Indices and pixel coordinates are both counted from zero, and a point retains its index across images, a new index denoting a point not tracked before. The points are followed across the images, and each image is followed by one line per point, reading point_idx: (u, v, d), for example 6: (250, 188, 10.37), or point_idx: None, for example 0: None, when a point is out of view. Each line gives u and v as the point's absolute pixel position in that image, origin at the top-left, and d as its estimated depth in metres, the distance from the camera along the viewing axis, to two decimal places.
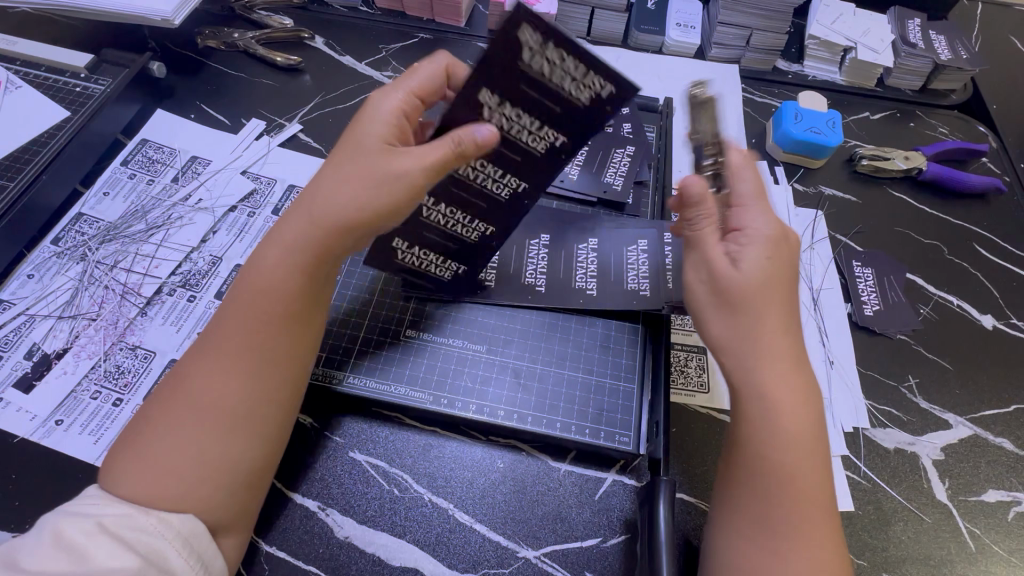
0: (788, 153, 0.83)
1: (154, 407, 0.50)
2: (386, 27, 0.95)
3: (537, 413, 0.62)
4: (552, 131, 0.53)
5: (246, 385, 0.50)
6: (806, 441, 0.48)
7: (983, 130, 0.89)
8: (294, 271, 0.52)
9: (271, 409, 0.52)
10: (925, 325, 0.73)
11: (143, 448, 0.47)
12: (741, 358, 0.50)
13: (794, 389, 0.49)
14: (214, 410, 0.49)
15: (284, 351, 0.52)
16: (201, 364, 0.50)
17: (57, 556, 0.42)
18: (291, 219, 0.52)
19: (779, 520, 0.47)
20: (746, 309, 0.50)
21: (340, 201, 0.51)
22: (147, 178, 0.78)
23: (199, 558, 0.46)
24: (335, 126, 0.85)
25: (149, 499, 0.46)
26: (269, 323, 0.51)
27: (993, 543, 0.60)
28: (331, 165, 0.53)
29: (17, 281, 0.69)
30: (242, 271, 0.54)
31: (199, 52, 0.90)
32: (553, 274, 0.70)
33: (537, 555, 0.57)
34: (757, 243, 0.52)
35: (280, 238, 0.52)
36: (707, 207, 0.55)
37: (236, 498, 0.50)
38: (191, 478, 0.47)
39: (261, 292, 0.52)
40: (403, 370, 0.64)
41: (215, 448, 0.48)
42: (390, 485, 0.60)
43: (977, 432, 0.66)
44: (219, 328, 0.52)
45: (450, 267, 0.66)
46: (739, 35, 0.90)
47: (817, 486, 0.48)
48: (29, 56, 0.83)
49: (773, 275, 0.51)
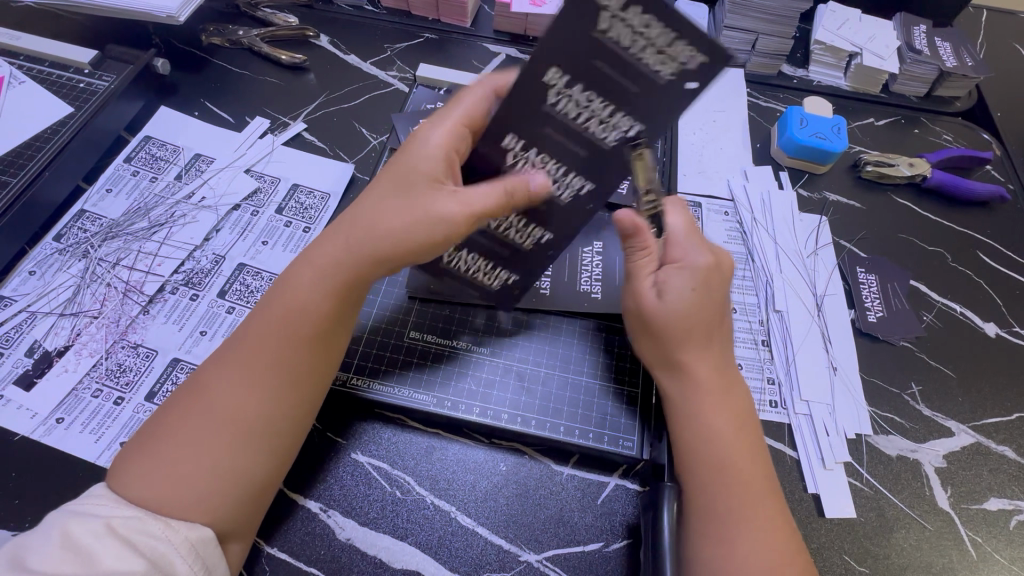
0: (793, 158, 0.83)
1: (170, 415, 0.50)
2: (391, 26, 0.95)
3: (541, 417, 0.62)
4: (625, 117, 0.46)
5: (267, 399, 0.51)
6: (751, 459, 0.54)
7: (988, 138, 0.90)
8: (324, 293, 0.53)
9: (286, 423, 0.52)
10: (928, 332, 0.73)
11: (158, 455, 0.48)
12: (672, 372, 0.58)
13: (729, 409, 0.56)
14: (231, 424, 0.49)
15: (308, 371, 0.53)
16: (223, 377, 0.51)
17: (65, 558, 0.42)
18: (327, 244, 0.54)
19: (731, 523, 0.51)
20: (667, 331, 0.57)
21: (379, 233, 0.52)
22: (150, 175, 0.78)
23: (205, 562, 0.46)
24: (339, 126, 0.85)
25: (160, 501, 0.46)
26: (288, 342, 0.52)
27: (995, 551, 0.60)
28: (374, 191, 0.54)
29: (18, 278, 0.69)
30: (271, 290, 0.55)
31: (203, 49, 0.90)
32: (558, 277, 0.70)
33: (539, 559, 0.57)
34: (686, 277, 0.57)
35: (312, 261, 0.54)
36: (643, 240, 0.58)
37: (243, 506, 0.50)
38: (204, 488, 0.47)
39: (281, 312, 0.53)
40: (408, 373, 0.64)
41: (229, 458, 0.49)
42: (393, 488, 0.60)
43: (979, 439, 0.66)
44: (242, 343, 0.52)
45: (499, 276, 0.63)
46: (745, 39, 0.90)
47: (757, 475, 0.54)
48: (33, 52, 0.83)
49: (696, 304, 0.56)
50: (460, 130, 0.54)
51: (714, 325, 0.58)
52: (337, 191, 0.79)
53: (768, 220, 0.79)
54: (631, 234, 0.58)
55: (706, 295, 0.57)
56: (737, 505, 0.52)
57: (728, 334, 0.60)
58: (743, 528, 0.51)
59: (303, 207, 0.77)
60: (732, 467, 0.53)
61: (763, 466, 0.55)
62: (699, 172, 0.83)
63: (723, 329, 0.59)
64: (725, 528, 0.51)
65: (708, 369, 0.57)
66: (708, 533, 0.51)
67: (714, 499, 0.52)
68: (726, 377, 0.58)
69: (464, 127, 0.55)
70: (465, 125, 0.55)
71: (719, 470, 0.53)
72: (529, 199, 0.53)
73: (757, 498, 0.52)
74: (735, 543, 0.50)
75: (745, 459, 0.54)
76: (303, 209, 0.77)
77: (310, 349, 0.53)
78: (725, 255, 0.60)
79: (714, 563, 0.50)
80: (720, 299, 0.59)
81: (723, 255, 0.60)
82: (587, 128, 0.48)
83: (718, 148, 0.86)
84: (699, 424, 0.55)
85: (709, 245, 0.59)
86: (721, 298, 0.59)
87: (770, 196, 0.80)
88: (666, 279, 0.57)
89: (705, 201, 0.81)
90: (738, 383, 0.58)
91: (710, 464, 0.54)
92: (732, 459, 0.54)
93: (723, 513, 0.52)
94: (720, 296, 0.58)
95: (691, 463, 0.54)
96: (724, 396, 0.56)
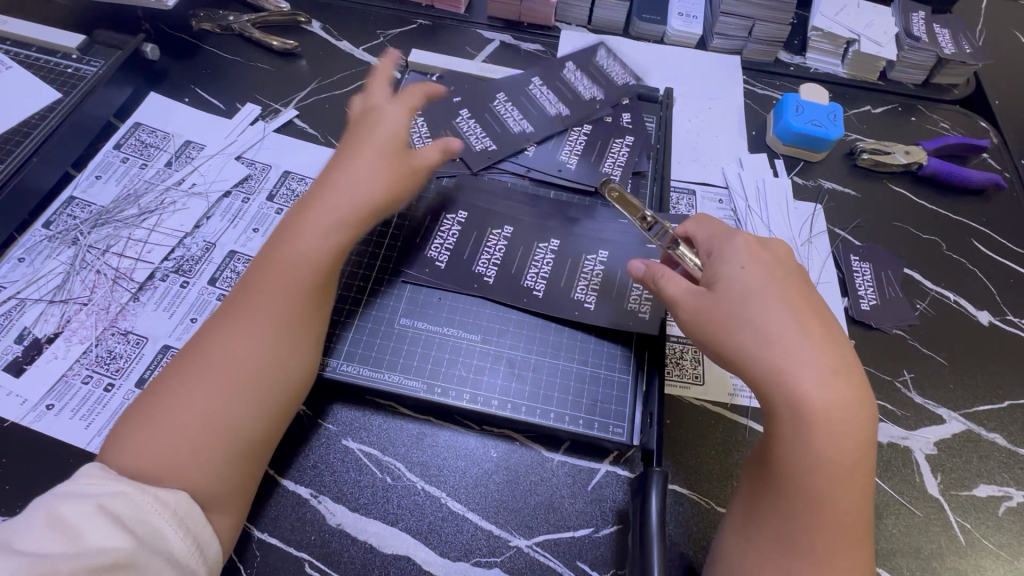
0: (788, 145, 0.83)
1: (167, 379, 0.51)
2: (385, 12, 0.94)
3: (531, 403, 0.62)
4: None
5: (257, 351, 0.52)
6: (854, 480, 0.47)
7: (984, 125, 0.89)
8: (314, 248, 0.56)
9: (281, 377, 0.53)
10: (921, 320, 0.72)
11: (156, 416, 0.49)
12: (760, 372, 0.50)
13: (845, 416, 0.48)
14: (225, 378, 0.51)
15: (298, 319, 0.55)
16: (218, 336, 0.53)
17: (51, 537, 0.41)
18: (314, 200, 0.59)
19: (807, 541, 0.47)
20: (750, 323, 0.51)
21: (368, 193, 0.59)
22: (140, 162, 0.77)
23: (196, 537, 0.47)
24: (331, 113, 0.84)
25: (145, 460, 0.47)
26: (278, 294, 0.54)
27: (983, 537, 0.60)
28: (351, 161, 0.61)
29: (7, 264, 0.68)
30: (263, 248, 0.58)
31: (194, 35, 0.89)
32: (554, 281, 0.68)
33: (529, 545, 0.57)
34: (748, 267, 0.55)
35: (305, 222, 0.57)
36: (659, 267, 0.59)
37: (238, 465, 0.50)
38: (201, 443, 0.48)
39: (273, 271, 0.55)
40: (398, 358, 0.63)
41: (222, 412, 0.50)
42: (382, 474, 0.60)
43: (970, 427, 0.66)
44: (236, 303, 0.55)
45: (488, 269, 0.69)
46: (741, 25, 0.89)
47: (856, 493, 0.47)
48: (20, 37, 0.82)
49: (760, 285, 0.53)
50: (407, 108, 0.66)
51: (807, 320, 0.51)
52: None
53: (762, 208, 0.79)
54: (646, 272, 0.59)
55: (766, 273, 0.54)
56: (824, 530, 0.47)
57: (835, 331, 0.52)
58: (835, 562, 0.47)
59: (294, 194, 0.76)
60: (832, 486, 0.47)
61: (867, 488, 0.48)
62: (693, 160, 0.83)
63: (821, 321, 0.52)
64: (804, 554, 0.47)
65: (816, 368, 0.49)
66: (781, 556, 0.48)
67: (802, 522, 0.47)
68: (846, 382, 0.49)
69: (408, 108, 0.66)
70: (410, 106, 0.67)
71: (818, 494, 0.47)
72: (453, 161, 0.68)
73: (853, 523, 0.47)
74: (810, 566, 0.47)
75: (857, 485, 0.47)
76: (293, 196, 0.76)
77: (305, 300, 0.55)
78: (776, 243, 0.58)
79: None
80: (795, 286, 0.54)
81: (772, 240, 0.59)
82: None
83: (713, 136, 0.85)
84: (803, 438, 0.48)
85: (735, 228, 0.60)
86: (790, 278, 0.55)
87: (765, 183, 0.80)
88: (718, 272, 0.55)
89: (700, 189, 0.81)
90: (860, 384, 0.50)
91: (814, 481, 0.47)
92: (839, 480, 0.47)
93: (818, 546, 0.47)
94: (787, 279, 0.55)
95: (785, 478, 0.48)
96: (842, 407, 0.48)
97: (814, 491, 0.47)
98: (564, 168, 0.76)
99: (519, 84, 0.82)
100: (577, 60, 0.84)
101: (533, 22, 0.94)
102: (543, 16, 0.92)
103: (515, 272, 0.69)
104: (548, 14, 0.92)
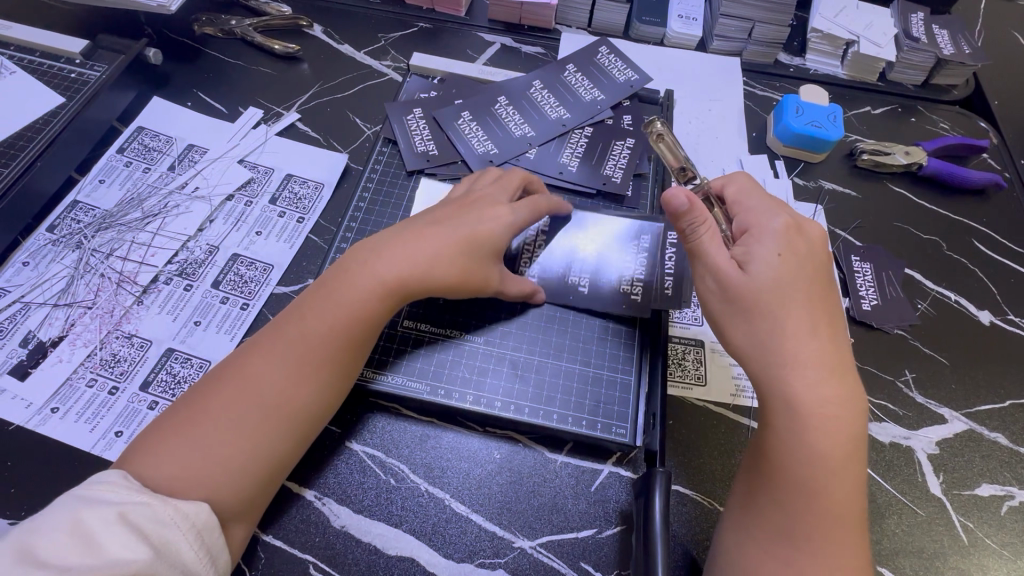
0: (789, 146, 0.83)
1: (209, 396, 0.52)
2: (386, 15, 0.94)
3: (534, 405, 0.62)
4: None
5: (313, 396, 0.54)
6: (846, 481, 0.48)
7: (984, 125, 0.89)
8: (370, 298, 0.57)
9: (325, 417, 0.55)
10: (923, 320, 0.73)
11: (197, 433, 0.50)
12: (764, 362, 0.51)
13: (837, 416, 0.49)
14: (276, 414, 0.52)
15: (352, 369, 0.57)
16: (269, 364, 0.54)
17: (73, 544, 0.41)
18: (381, 250, 0.59)
19: (800, 537, 0.48)
20: (761, 311, 0.52)
21: (437, 272, 0.59)
22: (143, 166, 0.77)
23: (210, 551, 0.47)
24: (333, 116, 0.84)
25: (181, 481, 0.48)
26: (334, 337, 0.55)
27: (986, 536, 0.60)
28: (424, 232, 0.60)
29: (12, 268, 0.69)
30: (319, 283, 0.58)
31: (196, 39, 0.89)
32: (550, 265, 0.69)
33: (533, 546, 0.57)
34: (779, 252, 0.53)
35: (367, 269, 0.58)
36: (699, 213, 0.56)
37: (264, 490, 0.52)
38: (240, 470, 0.50)
39: (328, 308, 0.56)
40: (401, 360, 0.64)
41: (268, 446, 0.52)
42: (386, 476, 0.60)
43: (972, 426, 0.66)
44: (288, 332, 0.55)
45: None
46: (741, 27, 0.90)
47: (845, 492, 0.48)
48: (23, 42, 0.82)
49: (788, 272, 0.53)
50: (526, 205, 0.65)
51: (819, 313, 0.52)
52: (330, 181, 0.78)
53: None
54: (687, 210, 0.55)
55: (798, 266, 0.53)
56: (814, 525, 0.48)
57: (840, 336, 0.53)
58: (826, 560, 0.47)
59: (296, 197, 0.77)
60: (821, 480, 0.48)
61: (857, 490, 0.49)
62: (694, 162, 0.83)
63: (832, 320, 0.53)
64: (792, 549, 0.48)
65: (818, 364, 0.50)
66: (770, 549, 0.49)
67: (790, 516, 0.48)
68: (839, 380, 0.50)
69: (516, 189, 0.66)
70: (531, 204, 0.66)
71: (804, 485, 0.48)
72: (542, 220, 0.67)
73: (844, 519, 0.48)
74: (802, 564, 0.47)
75: (850, 479, 0.48)
76: (296, 199, 0.76)
77: (350, 349, 0.56)
78: (813, 227, 0.57)
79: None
80: (821, 284, 0.54)
81: (810, 222, 0.57)
82: None
83: (714, 137, 0.86)
84: (798, 432, 0.49)
85: (780, 205, 0.58)
86: (815, 267, 0.54)
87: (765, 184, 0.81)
88: (748, 251, 0.54)
89: None
90: (853, 383, 0.51)
91: (803, 473, 0.48)
92: (830, 478, 0.48)
93: (805, 539, 0.47)
94: (816, 272, 0.54)
95: (774, 468, 0.50)
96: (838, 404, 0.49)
97: (800, 482, 0.48)
98: (565, 170, 0.76)
99: (520, 87, 0.82)
100: (578, 61, 0.85)
101: (533, 24, 0.94)
102: (544, 18, 0.93)
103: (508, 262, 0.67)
104: (549, 17, 0.92)
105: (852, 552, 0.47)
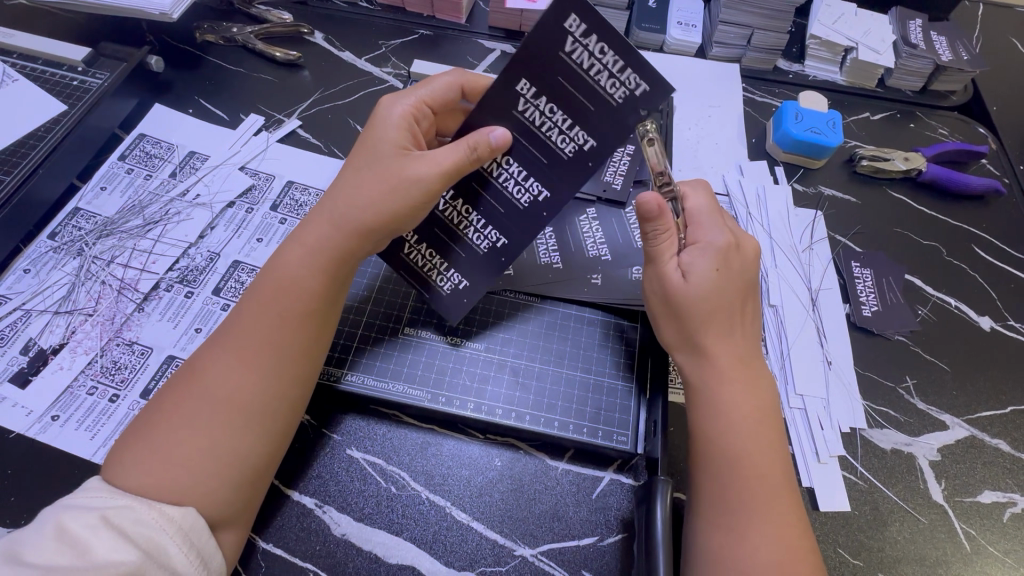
0: (788, 152, 0.83)
1: (166, 400, 0.50)
2: (386, 22, 0.95)
3: (535, 412, 0.62)
4: (635, 75, 0.48)
5: (262, 381, 0.51)
6: (768, 456, 0.53)
7: (983, 132, 0.90)
8: (314, 271, 0.54)
9: (281, 407, 0.52)
10: (923, 326, 0.73)
11: (158, 436, 0.48)
12: (691, 354, 0.57)
13: (750, 401, 0.55)
14: (228, 407, 0.50)
15: (301, 350, 0.53)
16: (220, 358, 0.51)
17: (60, 550, 0.42)
18: (316, 223, 0.56)
19: (733, 501, 0.51)
20: (693, 314, 0.56)
21: (362, 208, 0.54)
22: (145, 173, 0.77)
23: (201, 554, 0.46)
24: (334, 123, 0.85)
25: (149, 487, 0.46)
26: (280, 317, 0.53)
27: (988, 543, 0.60)
28: (349, 173, 0.57)
29: (13, 276, 0.69)
30: (262, 273, 0.56)
31: (197, 47, 0.89)
32: (562, 243, 0.72)
33: (534, 554, 0.57)
34: (715, 265, 0.57)
35: (301, 241, 0.55)
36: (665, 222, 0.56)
37: (240, 494, 0.50)
38: (204, 470, 0.48)
39: (269, 290, 0.54)
40: (402, 368, 0.64)
41: (224, 441, 0.49)
42: (387, 483, 0.60)
43: (974, 433, 0.66)
44: (238, 325, 0.53)
45: (451, 278, 0.62)
46: (740, 34, 0.90)
47: (771, 466, 0.52)
48: (26, 50, 0.83)
49: (721, 284, 0.56)
50: (422, 107, 0.60)
51: (736, 310, 0.57)
52: None
53: (763, 214, 0.79)
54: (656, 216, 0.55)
55: (730, 283, 0.57)
56: (748, 493, 0.51)
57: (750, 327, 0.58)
58: (761, 525, 0.50)
59: (298, 204, 0.77)
60: (740, 446, 0.53)
61: (781, 465, 0.53)
62: (695, 168, 0.83)
63: (747, 319, 0.59)
64: (735, 517, 0.50)
65: (731, 356, 0.56)
66: (716, 518, 0.51)
67: (721, 484, 0.52)
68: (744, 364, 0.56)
69: (426, 104, 0.60)
70: (428, 104, 0.61)
71: (725, 452, 0.53)
72: (493, 154, 0.53)
73: (766, 485, 0.51)
74: (744, 531, 0.49)
75: (762, 447, 0.53)
76: (297, 206, 0.77)
77: (302, 326, 0.54)
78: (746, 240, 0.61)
79: (723, 549, 0.49)
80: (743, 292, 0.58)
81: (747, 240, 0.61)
82: (550, 136, 0.53)
83: (714, 144, 0.86)
84: (717, 410, 0.54)
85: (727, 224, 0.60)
86: (744, 276, 0.59)
87: (765, 190, 0.81)
88: (690, 261, 0.57)
89: None
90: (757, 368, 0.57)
91: (715, 439, 0.53)
92: (750, 451, 0.52)
93: (732, 498, 0.51)
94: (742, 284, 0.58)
95: (707, 441, 0.54)
96: (747, 388, 0.55)
97: (722, 448, 0.53)
98: None
99: None
100: None
101: None
102: None
103: (466, 252, 0.61)
104: None
105: (785, 519, 0.50)
